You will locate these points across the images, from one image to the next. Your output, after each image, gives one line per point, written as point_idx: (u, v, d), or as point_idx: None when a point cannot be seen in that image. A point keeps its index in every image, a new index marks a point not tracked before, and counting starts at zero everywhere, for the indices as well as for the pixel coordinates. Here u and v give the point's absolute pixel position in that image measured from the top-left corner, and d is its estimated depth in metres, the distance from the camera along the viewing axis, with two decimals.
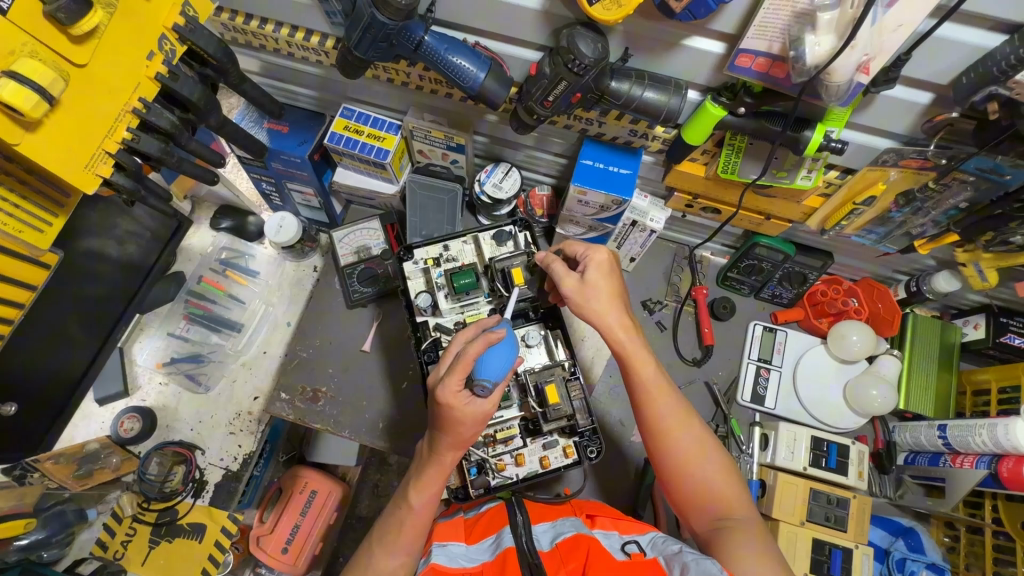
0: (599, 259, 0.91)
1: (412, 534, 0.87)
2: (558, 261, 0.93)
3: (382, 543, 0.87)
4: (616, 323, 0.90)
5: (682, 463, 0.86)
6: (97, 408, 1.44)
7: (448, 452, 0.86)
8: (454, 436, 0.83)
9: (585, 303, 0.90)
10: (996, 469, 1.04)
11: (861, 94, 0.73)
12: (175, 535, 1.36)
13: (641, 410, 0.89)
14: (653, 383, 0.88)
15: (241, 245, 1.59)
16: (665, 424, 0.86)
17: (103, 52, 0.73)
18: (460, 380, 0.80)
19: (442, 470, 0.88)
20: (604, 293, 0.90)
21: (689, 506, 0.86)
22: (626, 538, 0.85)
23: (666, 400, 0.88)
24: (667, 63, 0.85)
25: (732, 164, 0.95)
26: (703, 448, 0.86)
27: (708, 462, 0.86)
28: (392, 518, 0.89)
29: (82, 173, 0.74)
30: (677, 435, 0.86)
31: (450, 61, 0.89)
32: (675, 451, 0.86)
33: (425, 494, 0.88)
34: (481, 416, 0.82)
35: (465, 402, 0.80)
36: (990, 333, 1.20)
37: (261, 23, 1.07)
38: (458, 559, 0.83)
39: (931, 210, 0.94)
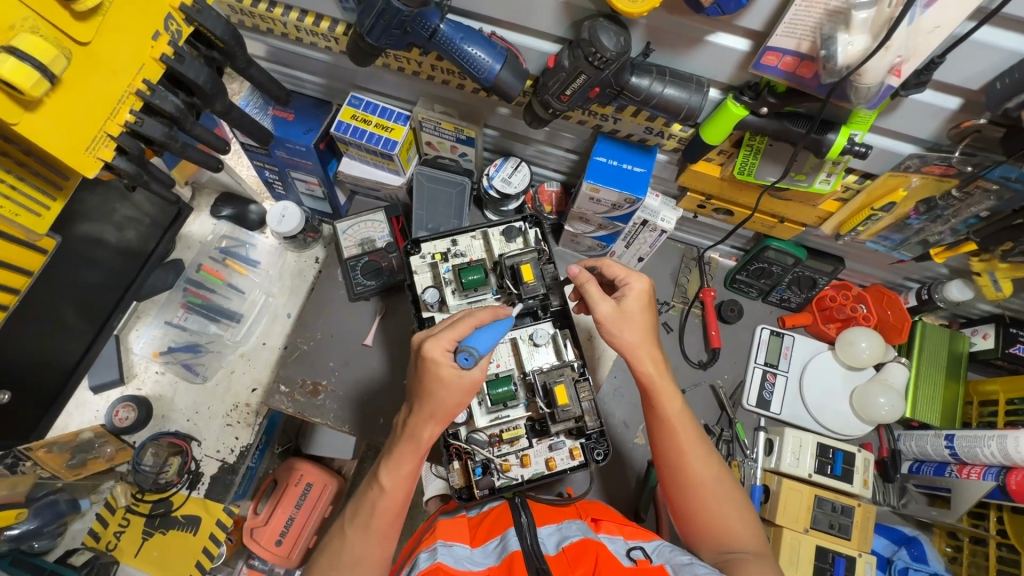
0: (639, 289, 0.92)
1: (387, 515, 0.85)
2: (592, 282, 0.91)
3: (355, 526, 0.85)
4: (645, 352, 0.90)
5: (701, 495, 0.86)
6: (92, 396, 1.42)
7: (426, 424, 0.84)
8: (434, 402, 0.83)
9: (615, 331, 0.90)
10: (1004, 481, 1.03)
11: (890, 97, 0.71)
12: (170, 527, 1.34)
13: (662, 439, 0.90)
14: (677, 414, 0.89)
15: (241, 234, 1.56)
16: (685, 454, 0.88)
17: (106, 31, 0.70)
18: (451, 338, 0.84)
19: (416, 448, 0.85)
20: (635, 319, 0.91)
21: (699, 538, 0.86)
22: (632, 544, 0.84)
23: (687, 430, 0.89)
24: (689, 60, 0.82)
25: (750, 166, 0.93)
26: (721, 481, 0.88)
27: (724, 494, 0.87)
28: (364, 499, 0.87)
29: (83, 156, 0.71)
30: (697, 466, 0.87)
31: (465, 50, 0.87)
32: (693, 481, 0.87)
33: (396, 473, 0.85)
34: (467, 387, 0.83)
35: (450, 363, 0.82)
36: (999, 343, 1.19)
37: (270, 6, 1.04)
38: (463, 561, 0.80)
39: (951, 218, 0.93)
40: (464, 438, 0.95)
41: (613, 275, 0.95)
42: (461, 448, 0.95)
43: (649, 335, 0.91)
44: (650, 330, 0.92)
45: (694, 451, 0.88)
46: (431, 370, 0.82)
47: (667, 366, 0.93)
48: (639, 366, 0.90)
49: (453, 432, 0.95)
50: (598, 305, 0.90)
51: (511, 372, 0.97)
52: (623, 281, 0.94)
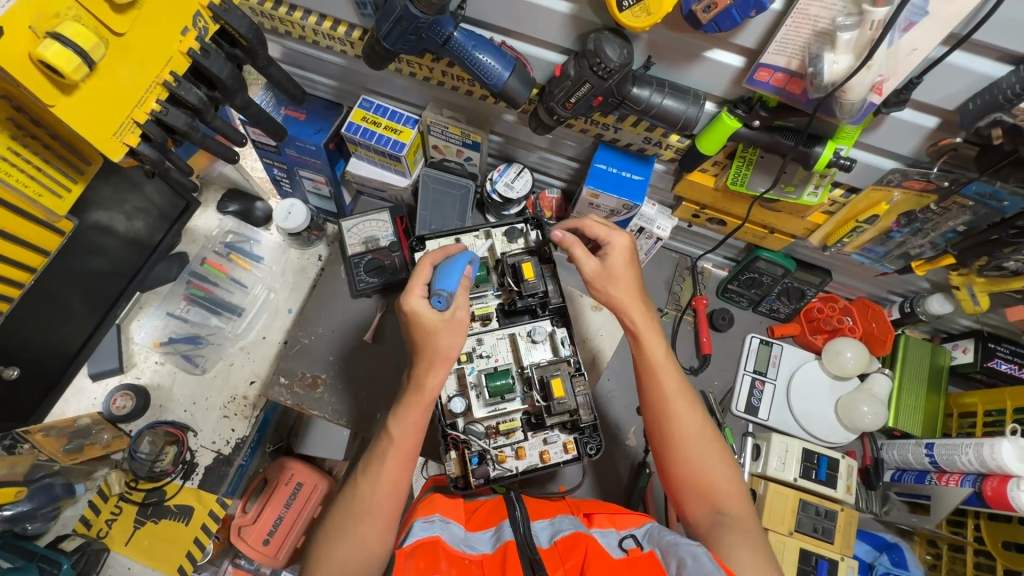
0: (622, 247, 0.97)
1: (398, 461, 0.88)
2: (577, 243, 0.97)
3: (367, 476, 0.88)
4: (631, 306, 0.96)
5: (687, 450, 0.88)
6: (91, 383, 1.44)
7: (432, 371, 0.89)
8: (431, 347, 0.89)
9: (601, 288, 0.97)
10: (981, 487, 1.06)
11: (873, 113, 0.76)
12: (161, 516, 1.34)
13: (648, 392, 0.93)
14: (664, 369, 0.93)
15: (246, 229, 1.58)
16: (671, 407, 0.90)
17: (141, 24, 0.74)
18: (424, 287, 0.92)
19: (422, 397, 0.89)
20: (618, 276, 0.96)
21: (686, 494, 0.88)
22: (624, 532, 0.87)
23: (672, 383, 0.92)
24: (688, 75, 0.88)
25: (742, 177, 0.98)
26: (705, 436, 0.90)
27: (707, 449, 0.89)
28: (375, 449, 0.90)
29: (111, 142, 0.75)
30: (681, 419, 0.90)
31: (476, 57, 0.92)
32: (678, 434, 0.89)
33: (403, 424, 0.88)
34: (453, 324, 0.90)
35: (425, 308, 0.90)
36: (978, 357, 1.24)
37: (289, 10, 1.08)
38: (459, 542, 0.83)
39: (931, 232, 0.97)
40: (461, 429, 0.98)
41: (596, 234, 0.98)
42: (459, 438, 0.97)
43: (632, 289, 0.97)
44: (634, 284, 0.97)
45: (680, 406, 0.90)
46: (417, 320, 0.90)
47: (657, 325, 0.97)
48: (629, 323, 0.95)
49: (451, 423, 0.98)
50: (582, 263, 0.96)
51: (509, 366, 1.01)
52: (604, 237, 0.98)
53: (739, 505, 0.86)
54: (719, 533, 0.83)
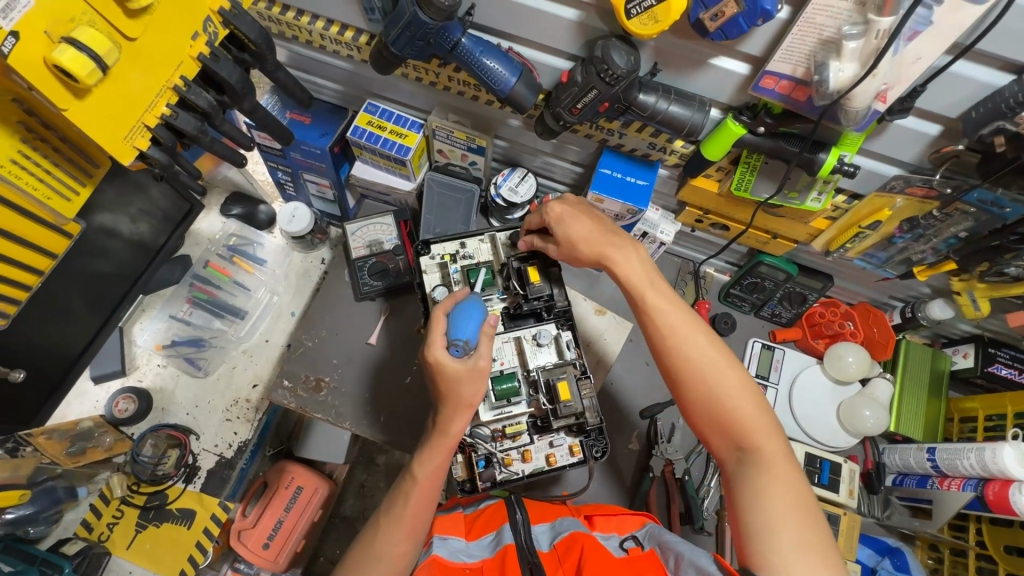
0: (562, 215, 0.95)
1: (419, 504, 0.89)
2: (534, 239, 1.01)
3: (389, 518, 0.90)
4: (617, 253, 0.92)
5: (702, 383, 0.82)
6: (93, 386, 1.43)
7: (455, 418, 0.90)
8: (455, 396, 0.89)
9: (571, 253, 0.95)
10: (982, 492, 1.07)
11: (877, 120, 0.77)
12: (163, 520, 1.34)
13: (650, 333, 0.87)
14: (663, 302, 0.88)
15: (250, 233, 1.59)
16: (676, 341, 0.85)
17: (153, 28, 0.75)
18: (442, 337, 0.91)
19: (446, 441, 0.90)
20: (584, 235, 0.94)
21: (710, 430, 0.81)
22: (624, 536, 0.88)
23: (675, 318, 0.86)
24: (693, 82, 0.89)
25: (746, 183, 0.99)
26: (721, 369, 0.82)
27: (727, 382, 0.81)
28: (400, 489, 0.92)
29: (121, 145, 0.75)
30: (690, 355, 0.83)
31: (483, 63, 0.92)
32: (690, 371, 0.83)
33: (428, 464, 0.90)
34: (475, 372, 0.89)
35: (448, 358, 0.89)
36: (978, 362, 1.25)
37: (297, 15, 1.09)
38: (459, 554, 0.85)
39: (933, 237, 0.98)
40: (467, 433, 0.98)
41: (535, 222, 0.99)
42: (465, 442, 0.97)
43: (599, 240, 0.94)
44: (601, 234, 0.94)
45: (687, 337, 0.85)
46: (439, 371, 0.89)
47: (652, 266, 0.93)
48: (619, 267, 0.91)
49: None
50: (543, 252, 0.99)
51: (514, 370, 1.01)
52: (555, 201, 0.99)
53: (767, 436, 0.78)
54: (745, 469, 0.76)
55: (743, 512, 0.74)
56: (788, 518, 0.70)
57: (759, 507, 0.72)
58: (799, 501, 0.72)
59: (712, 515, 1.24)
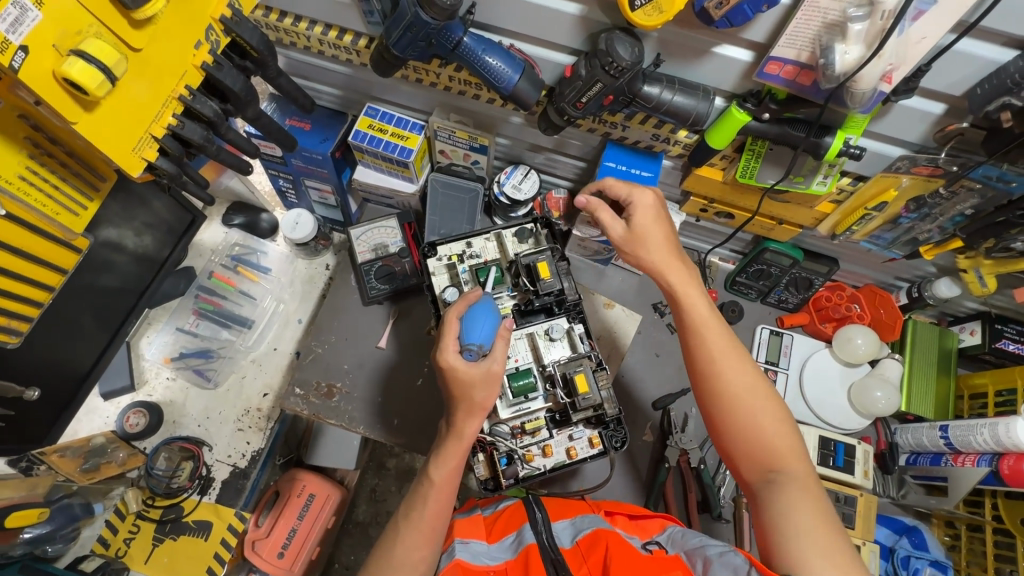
0: (643, 204, 0.96)
1: (436, 510, 0.89)
2: (603, 209, 0.97)
3: (410, 523, 0.89)
4: (670, 264, 0.94)
5: (738, 408, 0.84)
6: (102, 403, 1.43)
7: (468, 419, 0.90)
8: (467, 399, 0.90)
9: (633, 251, 0.96)
10: (997, 466, 1.08)
11: (882, 102, 0.77)
12: (180, 532, 1.34)
13: (691, 352, 0.89)
14: (710, 323, 0.90)
15: (253, 241, 1.58)
16: (716, 361, 0.87)
17: (157, 38, 0.75)
18: (456, 341, 0.92)
19: (461, 444, 0.91)
20: (649, 242, 0.95)
21: (739, 450, 0.84)
22: (648, 539, 0.88)
23: (718, 337, 0.89)
24: (696, 71, 0.89)
25: (751, 170, 1.00)
26: (757, 391, 0.85)
27: (762, 404, 0.84)
28: (416, 492, 0.91)
29: (130, 156, 0.76)
30: (730, 376, 0.86)
31: (485, 61, 0.93)
32: (728, 390, 0.85)
33: (444, 466, 0.90)
34: (488, 377, 0.89)
35: (462, 363, 0.90)
36: (986, 338, 1.26)
37: (295, 21, 1.09)
38: (481, 557, 0.86)
39: (938, 216, 0.99)
40: (487, 431, 0.98)
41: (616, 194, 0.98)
42: (485, 440, 0.98)
43: (661, 252, 0.94)
44: (664, 246, 0.94)
45: (726, 360, 0.87)
46: (455, 375, 0.90)
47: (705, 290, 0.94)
48: (668, 283, 0.93)
49: None
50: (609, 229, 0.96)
51: (529, 366, 1.01)
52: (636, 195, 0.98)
53: (797, 463, 0.81)
54: (774, 492, 0.78)
55: (771, 538, 0.76)
56: (819, 539, 0.73)
57: (787, 525, 0.75)
58: (830, 529, 0.74)
59: (729, 503, 1.26)
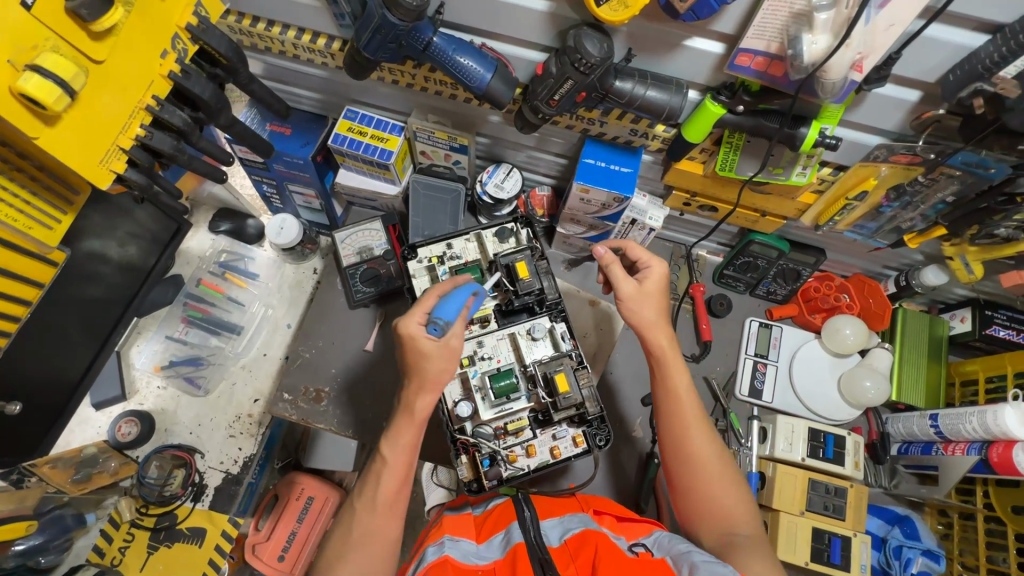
0: (659, 273, 1.01)
1: (391, 487, 0.89)
2: (617, 264, 1.00)
3: (365, 502, 0.89)
4: (660, 330, 0.99)
5: (703, 475, 0.91)
6: (94, 413, 1.43)
7: (421, 395, 0.90)
8: (421, 373, 0.89)
9: (636, 309, 0.99)
10: (986, 455, 1.08)
11: (854, 91, 0.76)
12: (175, 540, 1.34)
13: (664, 417, 0.96)
14: (686, 393, 0.96)
15: (240, 248, 1.60)
16: (688, 429, 0.93)
17: (119, 49, 0.74)
18: (422, 313, 0.90)
19: (413, 419, 0.91)
20: (651, 307, 0.99)
21: (696, 513, 0.91)
22: (634, 541, 0.88)
23: (692, 407, 0.95)
24: (669, 64, 0.88)
25: (730, 162, 0.98)
26: (721, 461, 0.92)
27: (723, 473, 0.92)
28: (370, 473, 0.92)
29: (97, 169, 0.75)
30: (700, 444, 0.92)
31: (457, 61, 0.92)
32: (696, 458, 0.92)
33: (397, 445, 0.90)
34: (445, 351, 0.89)
35: (422, 335, 0.88)
36: (976, 325, 1.25)
37: (268, 25, 1.08)
38: (471, 556, 0.85)
39: (920, 204, 0.98)
40: (470, 432, 0.97)
41: (636, 257, 1.02)
42: (468, 442, 0.96)
43: (656, 320, 0.99)
44: (660, 314, 1.00)
45: (698, 428, 0.93)
46: (414, 346, 0.88)
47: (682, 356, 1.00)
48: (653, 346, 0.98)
49: (459, 428, 0.97)
50: (622, 284, 0.99)
51: (511, 366, 1.01)
52: (643, 263, 1.02)
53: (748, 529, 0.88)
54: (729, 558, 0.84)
55: None
56: None
57: None
58: None
59: None
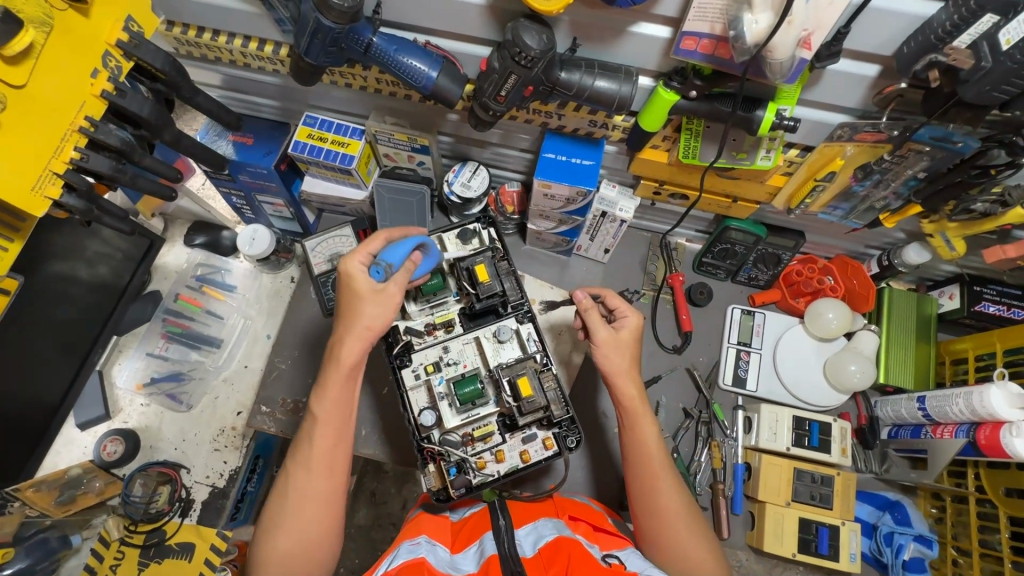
0: (633, 323, 1.00)
1: (325, 446, 0.90)
2: (594, 310, 0.98)
3: (298, 464, 0.89)
4: (631, 379, 0.97)
5: (670, 527, 0.88)
6: (79, 433, 1.43)
7: (347, 342, 0.91)
8: (354, 316, 0.91)
9: (608, 356, 0.96)
10: (975, 436, 1.04)
11: (807, 69, 0.73)
12: (164, 556, 1.31)
13: (634, 464, 0.94)
14: (654, 443, 0.94)
15: (216, 260, 1.57)
16: (659, 480, 0.91)
17: (42, 73, 0.73)
18: (366, 254, 0.95)
19: (341, 368, 0.91)
20: (624, 356, 0.97)
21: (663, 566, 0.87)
22: (608, 551, 0.85)
23: (663, 457, 0.93)
24: (618, 52, 0.84)
25: (692, 149, 0.95)
26: (690, 511, 0.90)
27: (692, 522, 0.89)
28: (302, 433, 0.92)
29: (30, 196, 0.74)
30: (670, 494, 0.90)
31: (400, 61, 0.89)
32: (665, 508, 0.89)
33: (326, 400, 0.91)
34: (380, 295, 0.91)
35: (361, 274, 0.92)
36: (965, 302, 1.21)
37: (214, 35, 1.06)
38: (444, 563, 0.82)
39: (892, 182, 0.94)
40: (437, 441, 0.96)
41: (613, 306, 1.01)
42: (435, 450, 0.95)
43: (628, 368, 0.97)
44: (631, 362, 0.98)
45: (666, 479, 0.91)
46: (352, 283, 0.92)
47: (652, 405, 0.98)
48: (622, 393, 0.96)
49: (426, 436, 0.97)
50: (599, 329, 0.96)
51: (477, 371, 0.99)
52: (620, 313, 1.01)
53: None
54: None
55: None
56: None
57: None
58: None
59: (706, 490, 1.22)
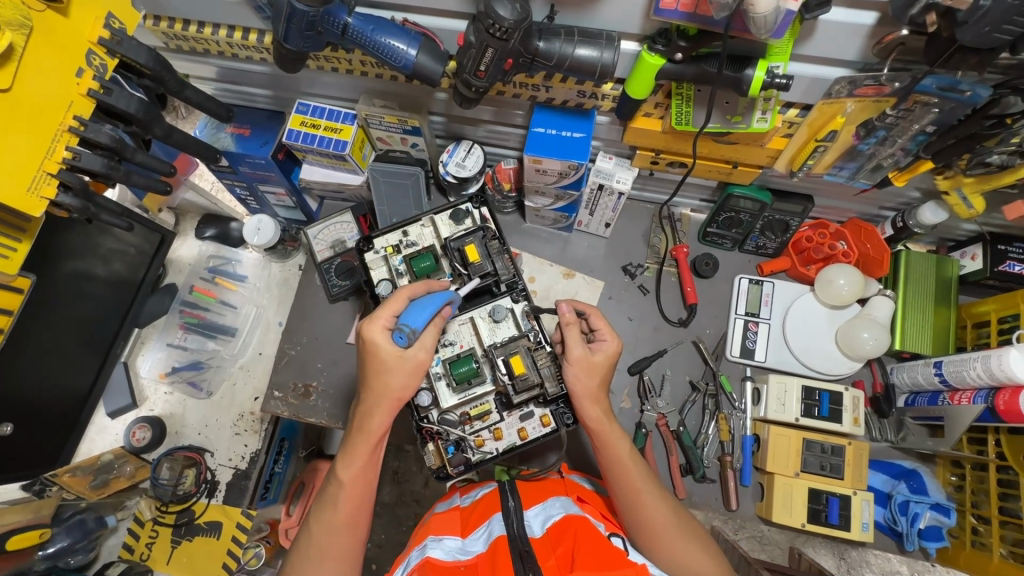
0: (611, 347, 0.96)
1: (349, 507, 0.88)
2: (572, 326, 0.95)
3: (320, 521, 0.88)
4: (596, 402, 0.93)
5: (662, 540, 0.85)
6: (110, 421, 1.50)
7: (376, 414, 0.89)
8: (380, 387, 0.88)
9: (577, 376, 0.93)
10: (994, 402, 1.00)
11: (795, 21, 0.69)
12: (195, 534, 1.42)
13: (612, 482, 0.91)
14: (631, 460, 0.91)
15: (226, 252, 1.62)
16: (640, 496, 0.88)
17: (23, 76, 0.74)
18: (388, 317, 0.90)
19: (369, 437, 0.90)
20: (589, 376, 0.94)
21: None
22: (614, 530, 0.85)
23: (640, 471, 0.91)
24: (598, 15, 0.81)
25: (685, 115, 0.91)
26: (677, 520, 0.88)
27: (682, 532, 0.86)
28: (325, 497, 0.90)
29: (26, 198, 0.77)
30: (654, 507, 0.87)
31: (379, 41, 0.87)
32: (651, 522, 0.86)
33: (352, 464, 0.89)
34: (409, 363, 0.88)
35: (384, 340, 0.88)
36: (988, 262, 1.15)
37: (199, 27, 1.06)
38: (453, 553, 0.84)
39: (898, 138, 0.89)
40: (435, 420, 0.97)
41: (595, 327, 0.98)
42: (434, 430, 0.97)
43: (597, 388, 0.94)
44: (600, 381, 0.94)
45: (649, 493, 0.89)
46: (372, 350, 0.88)
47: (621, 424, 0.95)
48: (587, 413, 0.93)
49: (425, 416, 0.98)
50: (573, 346, 0.93)
51: (472, 350, 0.99)
52: (600, 335, 0.98)
53: None
54: None
55: None
56: None
57: None
58: None
59: (714, 463, 1.22)
